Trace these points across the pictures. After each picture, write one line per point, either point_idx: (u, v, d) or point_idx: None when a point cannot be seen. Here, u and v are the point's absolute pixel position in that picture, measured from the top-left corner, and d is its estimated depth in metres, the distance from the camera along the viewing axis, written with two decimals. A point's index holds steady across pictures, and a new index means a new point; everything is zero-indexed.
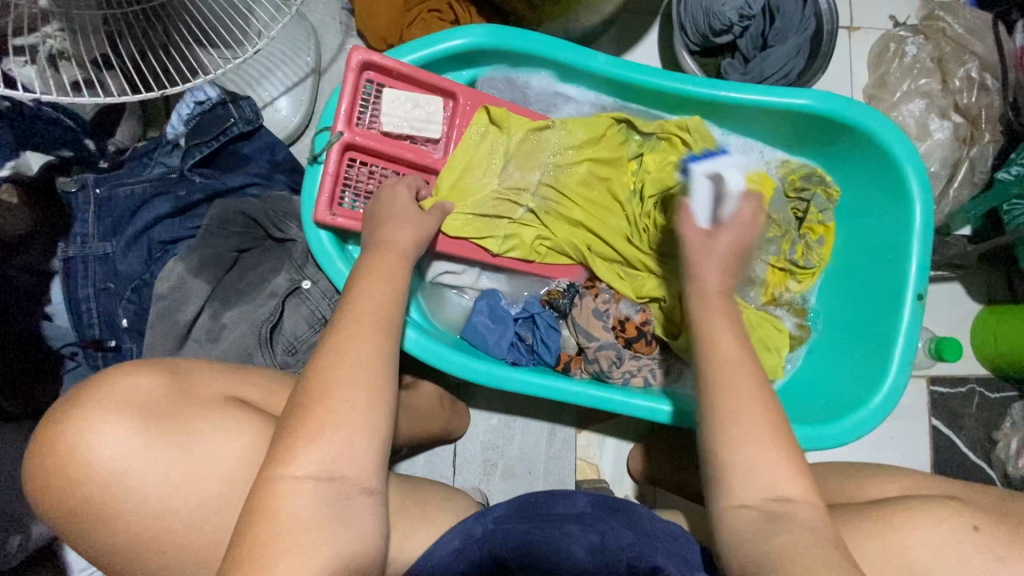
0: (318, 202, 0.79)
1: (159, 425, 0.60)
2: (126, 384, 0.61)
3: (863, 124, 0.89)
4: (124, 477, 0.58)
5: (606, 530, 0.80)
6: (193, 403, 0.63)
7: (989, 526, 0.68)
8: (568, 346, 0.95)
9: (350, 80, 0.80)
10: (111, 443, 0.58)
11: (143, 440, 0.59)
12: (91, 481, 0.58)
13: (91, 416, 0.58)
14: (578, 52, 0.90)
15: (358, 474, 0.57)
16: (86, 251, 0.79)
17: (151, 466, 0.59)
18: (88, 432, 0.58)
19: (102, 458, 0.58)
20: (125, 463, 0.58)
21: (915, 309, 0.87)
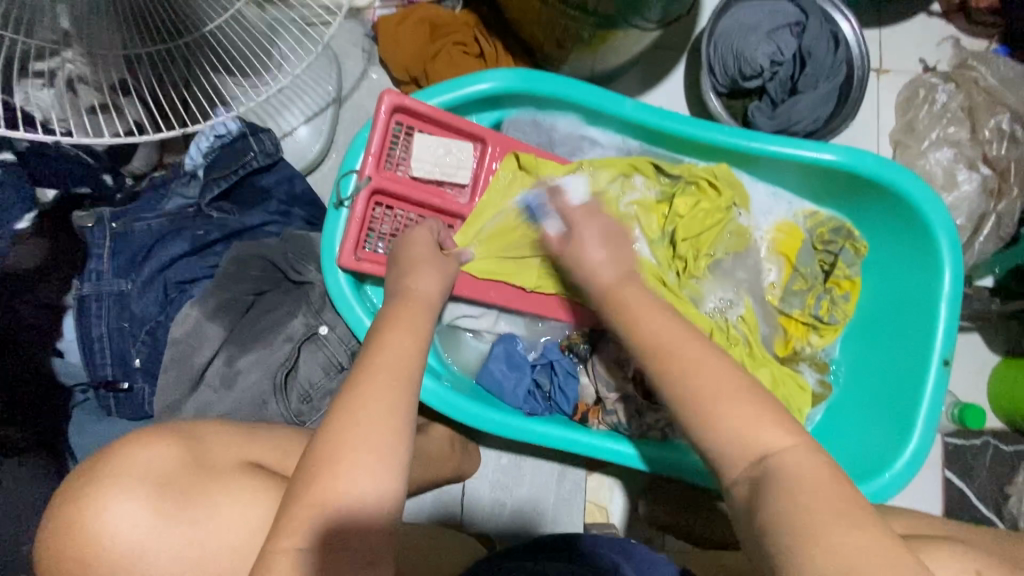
0: (343, 247, 0.77)
1: (174, 497, 0.59)
2: (141, 461, 0.59)
3: (894, 181, 0.88)
4: (134, 553, 0.56)
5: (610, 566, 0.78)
6: (210, 473, 0.62)
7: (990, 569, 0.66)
8: (586, 395, 0.93)
9: (381, 123, 0.77)
10: (123, 515, 0.56)
11: (160, 508, 0.58)
12: (106, 556, 0.56)
13: (107, 498, 0.56)
14: (608, 99, 0.88)
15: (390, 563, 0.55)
16: (101, 289, 0.77)
17: (166, 536, 0.58)
18: (101, 515, 0.56)
19: (113, 533, 0.56)
20: (138, 539, 0.57)
21: (941, 373, 0.86)
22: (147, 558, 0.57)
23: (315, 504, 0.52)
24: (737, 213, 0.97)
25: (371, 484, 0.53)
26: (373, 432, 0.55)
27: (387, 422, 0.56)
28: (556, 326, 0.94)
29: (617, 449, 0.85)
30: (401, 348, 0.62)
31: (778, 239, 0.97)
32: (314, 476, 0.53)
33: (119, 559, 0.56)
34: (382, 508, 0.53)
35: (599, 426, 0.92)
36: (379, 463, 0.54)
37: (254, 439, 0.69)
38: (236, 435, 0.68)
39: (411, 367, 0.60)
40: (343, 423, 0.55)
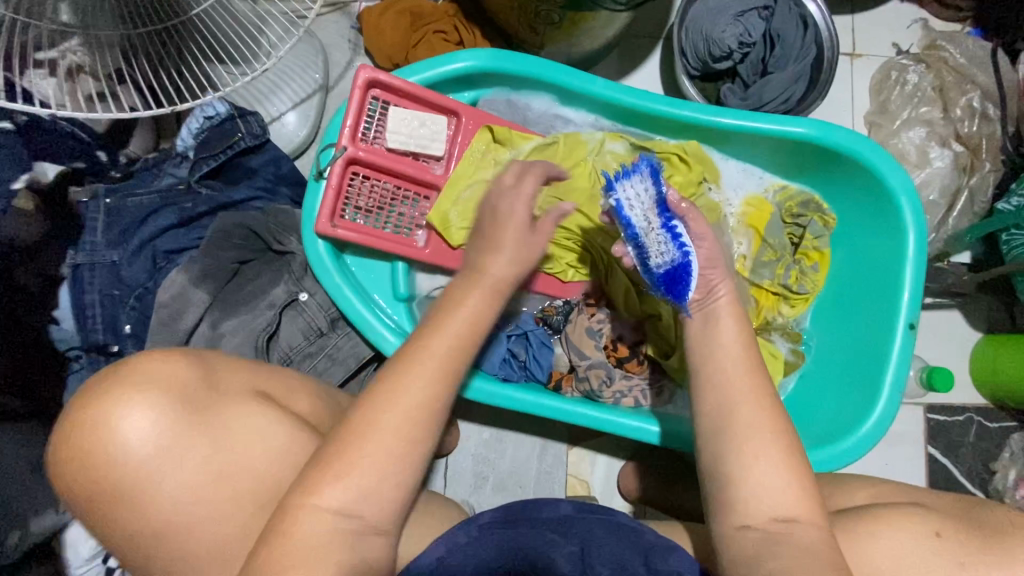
0: (320, 214, 0.82)
1: (194, 412, 0.63)
2: (165, 372, 0.63)
3: (858, 153, 0.90)
4: (148, 460, 0.60)
5: (587, 540, 0.80)
6: (226, 396, 0.66)
7: (952, 532, 0.70)
8: (561, 364, 0.96)
9: (356, 97, 0.82)
10: (142, 422, 0.60)
11: (183, 419, 0.62)
12: (130, 458, 0.60)
13: (134, 401, 0.60)
14: (577, 77, 0.91)
15: (375, 516, 0.59)
16: (94, 259, 0.82)
17: (188, 450, 0.61)
18: (128, 417, 0.60)
19: (130, 438, 0.60)
20: (154, 447, 0.60)
21: (907, 338, 0.88)
22: (159, 468, 0.60)
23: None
24: (707, 188, 1.00)
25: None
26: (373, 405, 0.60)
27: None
28: (532, 298, 0.97)
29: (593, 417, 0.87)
30: None
31: (748, 213, 1.00)
32: None
33: (135, 465, 0.60)
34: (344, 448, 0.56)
35: (573, 393, 0.94)
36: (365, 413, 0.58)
37: (262, 372, 0.72)
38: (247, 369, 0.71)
39: None
40: None
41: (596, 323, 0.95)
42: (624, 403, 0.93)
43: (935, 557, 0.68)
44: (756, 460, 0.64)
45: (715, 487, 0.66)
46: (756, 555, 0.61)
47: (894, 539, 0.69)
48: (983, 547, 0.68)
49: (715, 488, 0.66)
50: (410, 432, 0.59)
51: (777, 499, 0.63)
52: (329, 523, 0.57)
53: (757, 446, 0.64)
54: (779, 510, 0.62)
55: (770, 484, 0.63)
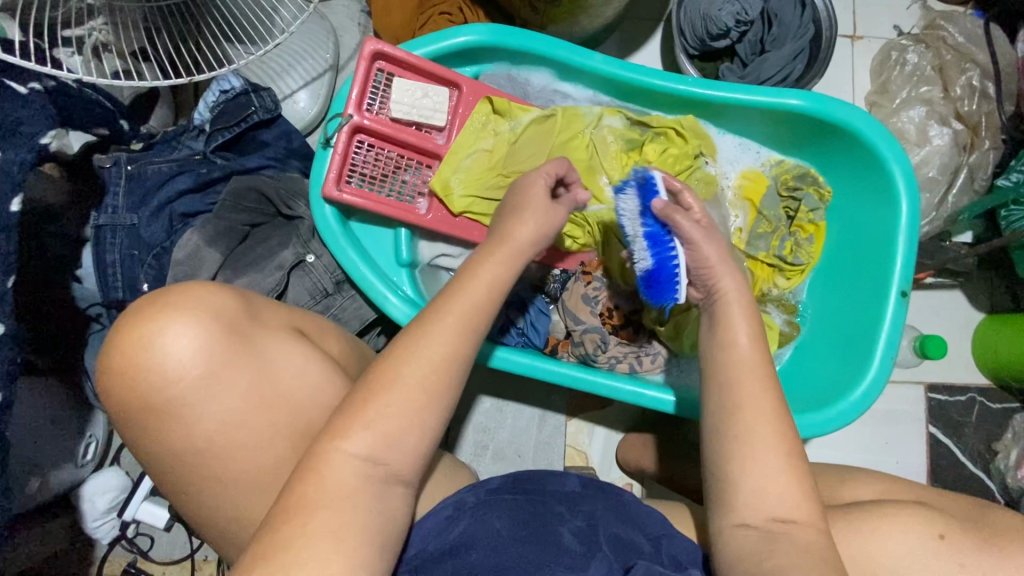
0: (327, 178, 0.86)
1: (237, 342, 0.64)
2: (211, 302, 0.64)
3: (851, 124, 0.92)
4: (196, 383, 0.62)
5: (594, 513, 0.74)
6: (267, 330, 0.67)
7: (954, 535, 0.69)
8: (557, 330, 0.99)
9: (362, 68, 0.86)
10: (195, 345, 0.61)
11: (229, 346, 0.63)
12: (180, 378, 0.61)
13: (183, 327, 0.61)
14: (575, 52, 0.94)
15: (399, 465, 0.59)
16: (115, 221, 0.86)
17: (232, 376, 0.63)
18: (176, 341, 0.60)
19: (180, 360, 0.61)
20: (203, 370, 0.62)
21: (899, 305, 0.89)
22: (205, 390, 0.62)
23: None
24: (704, 162, 1.02)
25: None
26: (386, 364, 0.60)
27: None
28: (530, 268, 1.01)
29: (599, 385, 0.88)
30: None
31: (743, 186, 1.02)
32: None
33: (184, 384, 0.61)
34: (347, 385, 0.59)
35: (569, 358, 0.97)
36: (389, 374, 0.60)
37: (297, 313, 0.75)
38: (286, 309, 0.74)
39: None
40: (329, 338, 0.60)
41: (593, 290, 0.96)
42: (619, 369, 0.95)
43: (935, 561, 0.68)
44: (752, 461, 0.63)
45: (714, 483, 0.65)
46: (751, 552, 0.61)
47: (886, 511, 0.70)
48: (982, 551, 0.68)
49: (714, 483, 0.65)
50: (413, 378, 0.60)
51: (779, 497, 0.62)
52: (356, 468, 0.56)
53: (762, 437, 0.64)
54: (778, 508, 0.62)
55: (771, 481, 0.62)
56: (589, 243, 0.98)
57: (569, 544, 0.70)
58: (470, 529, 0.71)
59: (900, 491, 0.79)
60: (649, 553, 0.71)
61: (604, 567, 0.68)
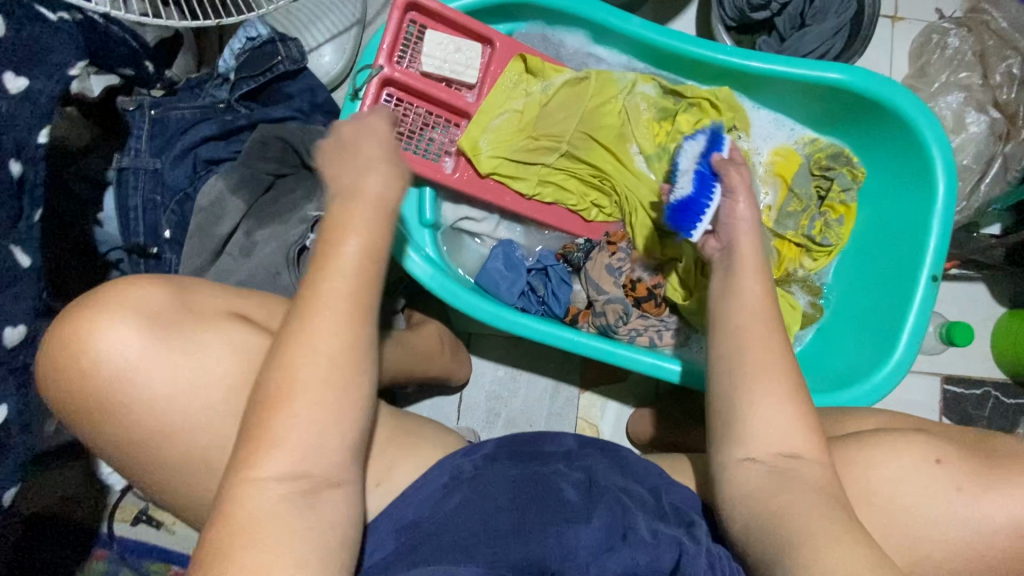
0: (354, 131, 0.84)
1: (161, 329, 0.65)
2: (132, 293, 0.65)
3: (894, 102, 0.89)
4: (125, 372, 0.63)
5: (592, 467, 0.75)
6: (197, 316, 0.68)
7: (951, 459, 0.70)
8: (578, 300, 0.97)
9: (394, 18, 0.84)
10: (116, 338, 0.63)
11: (154, 334, 0.64)
12: (107, 366, 0.62)
13: (100, 319, 0.63)
14: (613, 14, 0.92)
15: (317, 466, 0.51)
16: (138, 164, 0.85)
17: (157, 365, 0.64)
18: (96, 331, 0.62)
19: (106, 350, 0.62)
20: (126, 362, 0.62)
21: (930, 287, 0.87)
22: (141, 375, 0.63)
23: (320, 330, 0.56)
24: (736, 136, 0.99)
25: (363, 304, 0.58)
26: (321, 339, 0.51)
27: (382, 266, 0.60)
28: (553, 238, 1.00)
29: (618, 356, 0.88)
30: None
31: (775, 162, 1.00)
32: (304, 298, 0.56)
33: (111, 377, 0.63)
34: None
35: (589, 328, 0.96)
36: (315, 368, 0.51)
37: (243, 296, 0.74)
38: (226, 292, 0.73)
39: None
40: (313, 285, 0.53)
41: (618, 260, 0.94)
42: (639, 341, 0.95)
43: (934, 485, 0.69)
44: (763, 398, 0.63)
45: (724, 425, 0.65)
46: (761, 494, 0.60)
47: (910, 485, 0.69)
48: (979, 472, 0.69)
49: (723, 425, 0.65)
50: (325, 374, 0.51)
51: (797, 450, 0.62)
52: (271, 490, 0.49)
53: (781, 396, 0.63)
54: (783, 446, 0.62)
55: (791, 434, 0.62)
56: (616, 215, 0.98)
57: (570, 497, 0.71)
58: (470, 497, 0.70)
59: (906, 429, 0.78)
60: (650, 503, 0.72)
61: (608, 512, 0.69)
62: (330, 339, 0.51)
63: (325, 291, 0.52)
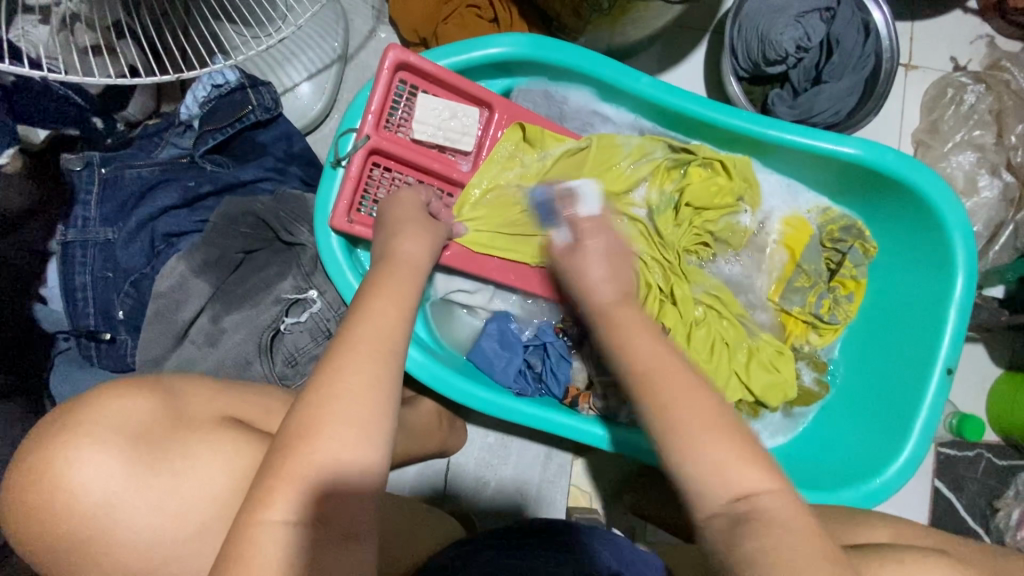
0: (337, 208, 0.77)
1: (156, 447, 0.58)
2: (118, 405, 0.57)
3: (914, 183, 0.84)
4: (107, 505, 0.54)
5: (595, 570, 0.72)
6: (196, 423, 0.61)
7: None
8: (578, 380, 0.91)
9: (384, 79, 0.77)
10: (97, 466, 0.54)
11: (148, 455, 0.57)
12: (85, 499, 0.54)
13: (83, 438, 0.55)
14: (620, 73, 0.84)
15: None
16: (86, 236, 0.75)
17: (144, 496, 0.56)
18: (75, 456, 0.54)
19: (83, 482, 0.54)
20: (108, 495, 0.54)
21: (942, 382, 0.84)
22: (118, 509, 0.55)
23: (299, 471, 0.51)
24: (743, 208, 0.93)
25: (350, 435, 0.52)
26: (346, 486, 0.51)
27: (365, 386, 0.53)
28: (551, 308, 0.92)
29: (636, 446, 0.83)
30: (385, 316, 0.58)
31: (786, 233, 0.94)
32: (293, 432, 0.52)
33: (87, 509, 0.54)
34: (364, 461, 0.52)
35: (589, 412, 0.88)
36: (329, 499, 0.51)
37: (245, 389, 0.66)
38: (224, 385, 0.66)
39: (392, 338, 0.57)
40: (312, 423, 0.52)
41: None
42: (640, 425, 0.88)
43: None
44: None
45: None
46: None
47: None
48: None
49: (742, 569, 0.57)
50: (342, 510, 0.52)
51: None
52: None
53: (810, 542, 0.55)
54: None
55: None
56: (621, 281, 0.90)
57: None
58: None
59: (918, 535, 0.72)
60: None
61: None
62: (346, 481, 0.52)
63: (346, 414, 0.53)
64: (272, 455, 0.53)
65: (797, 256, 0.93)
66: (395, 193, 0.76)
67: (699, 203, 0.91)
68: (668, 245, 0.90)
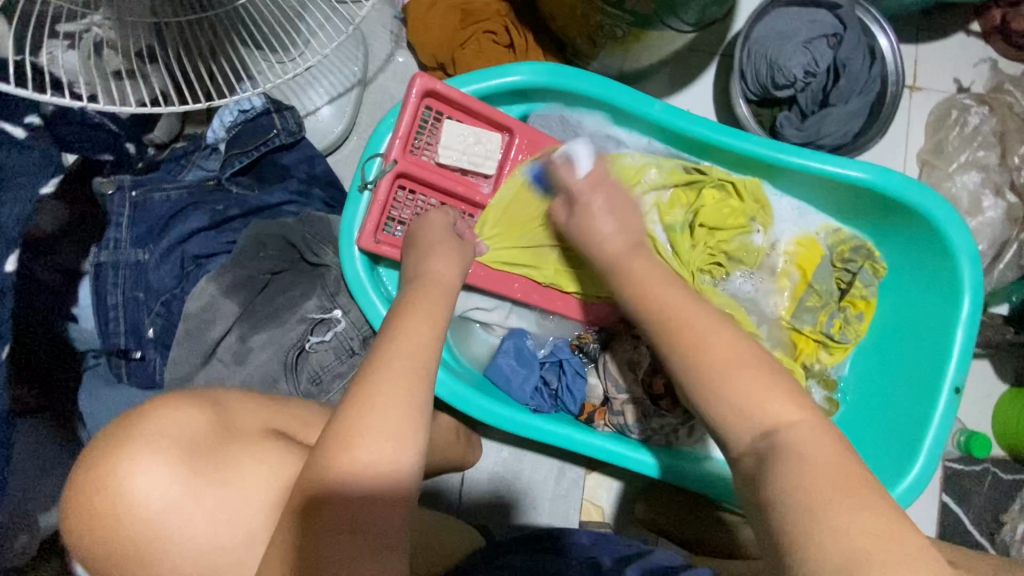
0: (364, 229, 0.79)
1: (196, 466, 0.59)
2: (167, 419, 0.59)
3: (921, 206, 0.86)
4: (152, 520, 0.56)
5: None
6: (235, 439, 0.62)
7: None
8: (593, 396, 0.93)
9: (410, 106, 0.80)
10: (147, 478, 0.56)
11: (187, 474, 0.58)
12: (137, 511, 0.55)
13: (134, 452, 0.56)
14: (634, 99, 0.87)
15: None
16: (118, 258, 0.77)
17: (185, 514, 0.57)
18: (128, 467, 0.56)
19: (137, 493, 0.56)
20: (150, 511, 0.56)
21: (952, 400, 0.85)
22: (163, 525, 0.56)
23: (335, 486, 0.53)
24: (755, 229, 0.96)
25: (384, 454, 0.54)
26: (379, 503, 0.53)
27: (399, 405, 0.55)
28: (567, 326, 0.95)
29: (657, 464, 0.85)
30: (416, 336, 0.61)
31: (797, 253, 0.96)
32: (329, 449, 0.54)
33: (139, 523, 0.56)
34: (396, 478, 0.53)
35: (605, 427, 0.92)
36: (363, 517, 0.53)
37: (279, 406, 0.69)
38: (264, 400, 0.68)
39: (424, 358, 0.59)
40: (346, 442, 0.53)
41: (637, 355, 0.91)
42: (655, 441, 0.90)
43: None
44: None
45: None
46: None
47: None
48: None
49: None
50: (376, 525, 0.53)
51: None
52: None
53: None
54: None
55: None
56: None
57: None
58: None
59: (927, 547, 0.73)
60: None
61: None
62: (378, 496, 0.53)
63: (380, 431, 0.54)
64: (309, 471, 0.54)
65: (808, 274, 0.96)
66: (424, 217, 0.79)
67: (714, 223, 0.93)
68: (681, 264, 0.93)
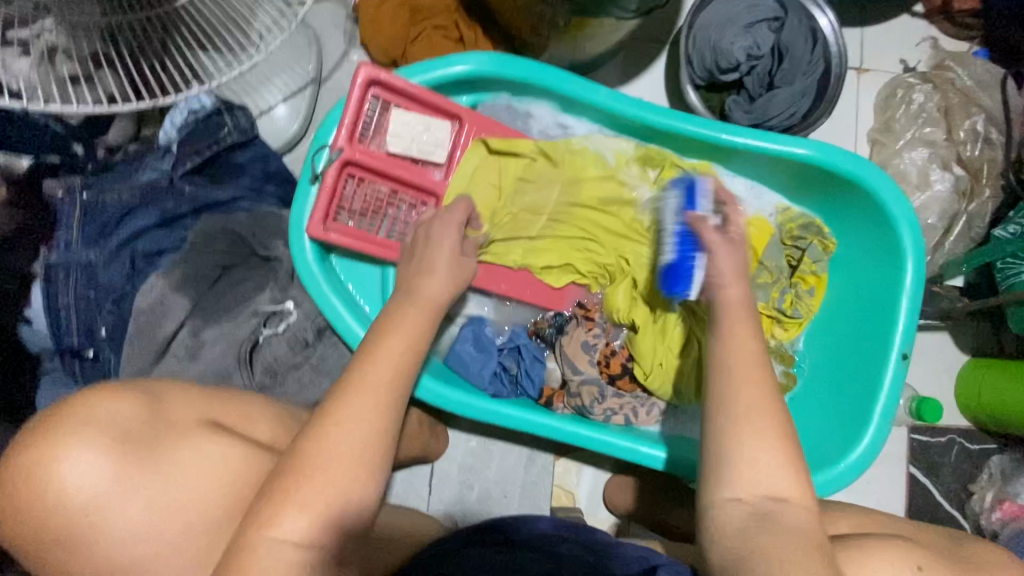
0: (313, 218, 0.81)
1: (134, 454, 0.60)
2: (100, 409, 0.60)
3: (861, 178, 0.89)
4: (86, 509, 0.57)
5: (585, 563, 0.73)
6: (172, 430, 0.63)
7: (934, 568, 0.65)
8: (552, 380, 0.94)
9: (355, 94, 0.81)
10: (76, 467, 0.56)
11: (122, 464, 0.58)
12: (66, 503, 0.56)
13: (61, 444, 0.57)
14: (578, 86, 0.89)
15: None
16: (69, 258, 0.78)
17: (124, 502, 0.58)
18: (56, 459, 0.56)
19: (67, 482, 0.56)
20: (87, 499, 0.57)
21: (900, 366, 0.87)
22: (102, 510, 0.57)
23: None
24: None
25: None
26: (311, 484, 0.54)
27: None
28: (524, 312, 0.97)
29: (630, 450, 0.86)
30: None
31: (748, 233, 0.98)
32: None
33: (72, 515, 0.56)
34: None
35: (565, 409, 0.93)
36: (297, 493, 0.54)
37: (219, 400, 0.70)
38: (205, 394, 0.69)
39: None
40: None
41: (592, 336, 0.93)
42: (615, 421, 0.91)
43: None
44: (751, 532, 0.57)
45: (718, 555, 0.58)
46: None
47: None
48: None
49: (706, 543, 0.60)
50: (312, 504, 0.54)
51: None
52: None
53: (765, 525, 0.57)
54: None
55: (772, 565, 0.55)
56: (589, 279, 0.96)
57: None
58: None
59: (879, 527, 0.75)
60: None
61: None
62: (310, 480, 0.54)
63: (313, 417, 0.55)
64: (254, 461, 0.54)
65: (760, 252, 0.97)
66: None
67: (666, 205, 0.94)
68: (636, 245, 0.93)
